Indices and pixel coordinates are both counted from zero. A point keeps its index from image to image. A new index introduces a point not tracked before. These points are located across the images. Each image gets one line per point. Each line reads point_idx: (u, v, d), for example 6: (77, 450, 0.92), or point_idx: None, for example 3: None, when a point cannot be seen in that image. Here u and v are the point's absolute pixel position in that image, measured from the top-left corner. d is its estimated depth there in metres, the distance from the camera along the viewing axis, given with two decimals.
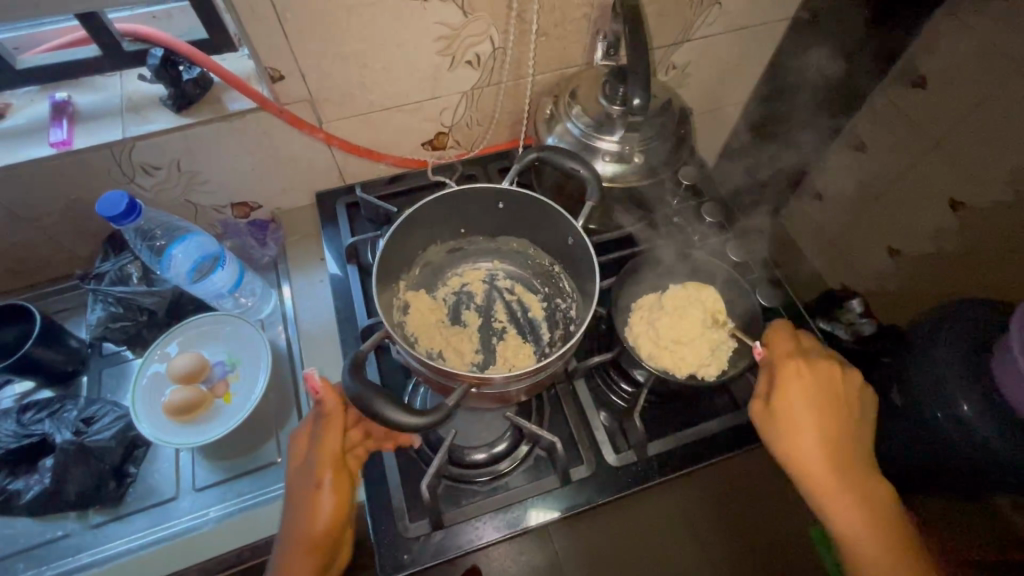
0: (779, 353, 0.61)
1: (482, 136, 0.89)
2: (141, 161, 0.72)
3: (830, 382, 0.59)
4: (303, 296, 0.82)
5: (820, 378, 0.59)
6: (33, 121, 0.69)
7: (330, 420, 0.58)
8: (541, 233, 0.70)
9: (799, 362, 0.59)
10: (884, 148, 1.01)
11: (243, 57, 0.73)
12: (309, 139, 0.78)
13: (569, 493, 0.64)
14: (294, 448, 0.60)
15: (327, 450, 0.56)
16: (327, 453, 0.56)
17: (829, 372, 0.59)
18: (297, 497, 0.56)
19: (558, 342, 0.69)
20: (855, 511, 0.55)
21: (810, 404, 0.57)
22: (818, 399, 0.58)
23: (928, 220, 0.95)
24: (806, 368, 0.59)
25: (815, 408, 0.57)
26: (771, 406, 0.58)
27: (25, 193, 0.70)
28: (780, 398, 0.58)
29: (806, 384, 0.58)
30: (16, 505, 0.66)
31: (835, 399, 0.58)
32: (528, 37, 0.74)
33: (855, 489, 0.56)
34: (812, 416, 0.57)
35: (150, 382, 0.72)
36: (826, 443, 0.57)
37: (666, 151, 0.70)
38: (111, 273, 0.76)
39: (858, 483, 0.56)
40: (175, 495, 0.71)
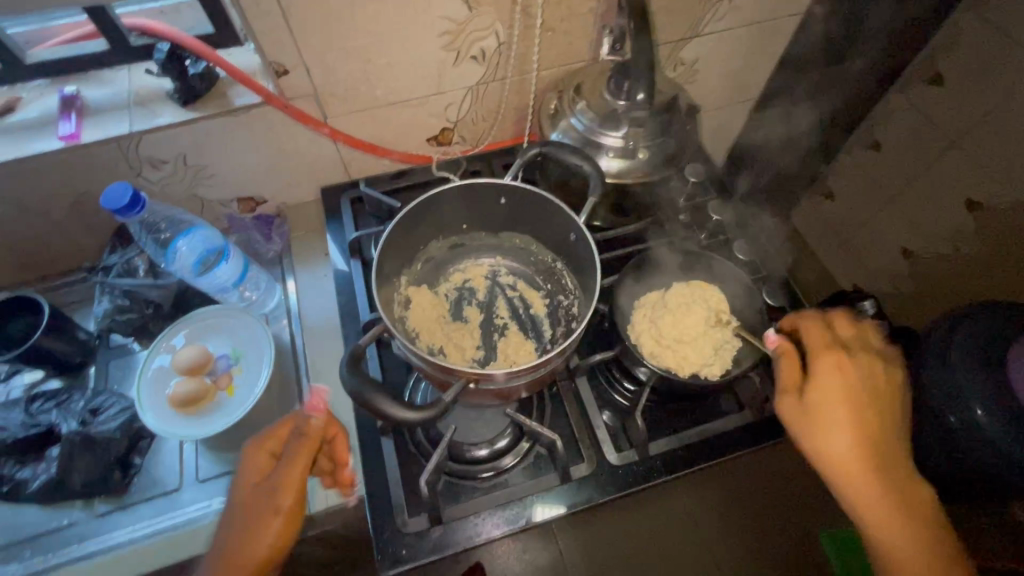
0: (816, 342, 0.58)
1: (488, 132, 0.88)
2: (148, 155, 0.72)
3: (870, 375, 0.56)
4: (308, 291, 0.82)
5: (862, 371, 0.56)
6: (42, 114, 0.70)
7: (304, 444, 0.55)
8: (545, 229, 0.69)
9: (840, 354, 0.56)
10: (900, 146, 0.99)
11: (249, 51, 0.73)
12: (314, 134, 0.78)
13: (569, 492, 0.63)
14: (255, 465, 0.58)
15: (294, 475, 0.55)
16: (294, 479, 0.55)
17: (868, 366, 0.57)
18: (248, 518, 0.54)
19: (560, 339, 0.68)
20: (894, 511, 0.52)
21: (849, 397, 0.54)
22: (859, 392, 0.55)
23: (944, 221, 0.93)
24: (847, 361, 0.56)
25: (855, 401, 0.54)
26: (808, 399, 0.55)
27: (35, 186, 0.71)
28: (815, 389, 0.55)
29: (847, 377, 0.55)
30: (23, 493, 0.67)
31: (875, 394, 0.55)
32: (533, 31, 0.74)
33: (893, 488, 0.53)
34: (852, 410, 0.54)
35: (155, 374, 0.73)
36: (864, 439, 0.53)
37: (672, 147, 0.70)
38: (119, 265, 0.77)
39: (900, 483, 0.53)
40: (179, 486, 0.72)
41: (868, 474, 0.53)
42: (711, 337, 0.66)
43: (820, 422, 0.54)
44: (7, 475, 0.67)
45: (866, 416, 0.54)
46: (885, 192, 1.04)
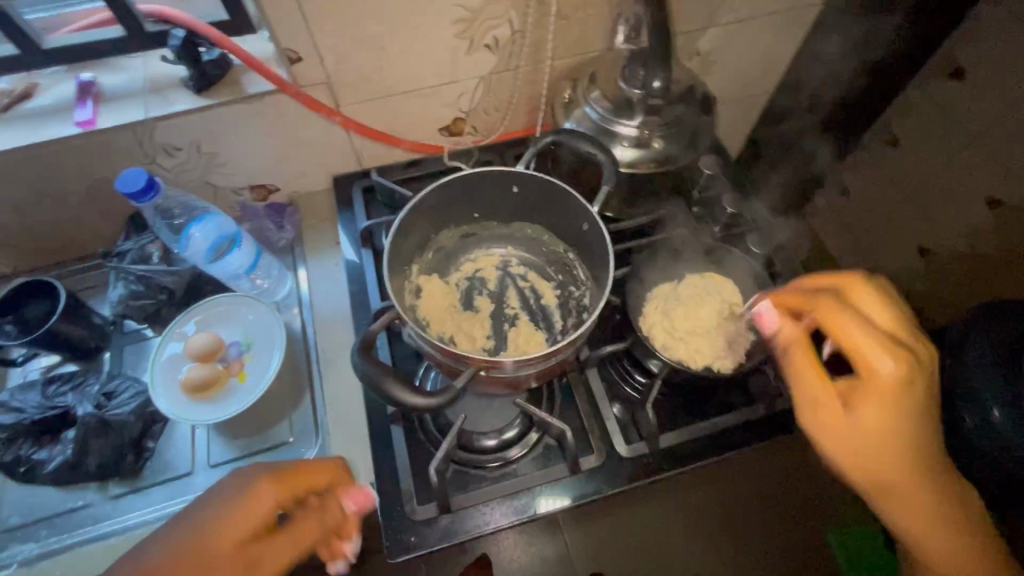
0: (872, 347, 0.44)
1: (500, 122, 0.88)
2: (162, 142, 0.73)
3: (928, 378, 0.45)
4: (320, 280, 0.82)
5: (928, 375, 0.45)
6: (59, 101, 0.70)
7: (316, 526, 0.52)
8: (557, 219, 0.69)
9: (898, 364, 0.44)
10: (917, 142, 0.96)
11: (263, 39, 0.73)
12: (326, 123, 0.78)
13: (577, 483, 0.63)
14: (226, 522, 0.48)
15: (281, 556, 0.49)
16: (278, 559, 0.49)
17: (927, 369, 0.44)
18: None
19: (571, 330, 0.68)
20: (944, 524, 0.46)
21: (903, 415, 0.44)
22: (916, 408, 0.44)
23: (961, 218, 0.92)
24: (904, 373, 0.44)
25: (908, 419, 0.44)
26: (851, 427, 0.45)
27: (52, 172, 0.72)
28: (862, 413, 0.44)
29: (901, 394, 0.44)
30: (40, 474, 0.69)
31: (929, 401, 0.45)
32: (548, 19, 0.73)
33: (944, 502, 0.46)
34: (904, 433, 0.44)
35: (168, 359, 0.74)
36: (916, 459, 0.45)
37: (687, 138, 0.69)
38: (133, 252, 0.78)
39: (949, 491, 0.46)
40: (191, 470, 0.72)
41: (924, 497, 0.46)
42: (723, 330, 0.67)
43: (878, 451, 0.44)
44: (23, 456, 0.69)
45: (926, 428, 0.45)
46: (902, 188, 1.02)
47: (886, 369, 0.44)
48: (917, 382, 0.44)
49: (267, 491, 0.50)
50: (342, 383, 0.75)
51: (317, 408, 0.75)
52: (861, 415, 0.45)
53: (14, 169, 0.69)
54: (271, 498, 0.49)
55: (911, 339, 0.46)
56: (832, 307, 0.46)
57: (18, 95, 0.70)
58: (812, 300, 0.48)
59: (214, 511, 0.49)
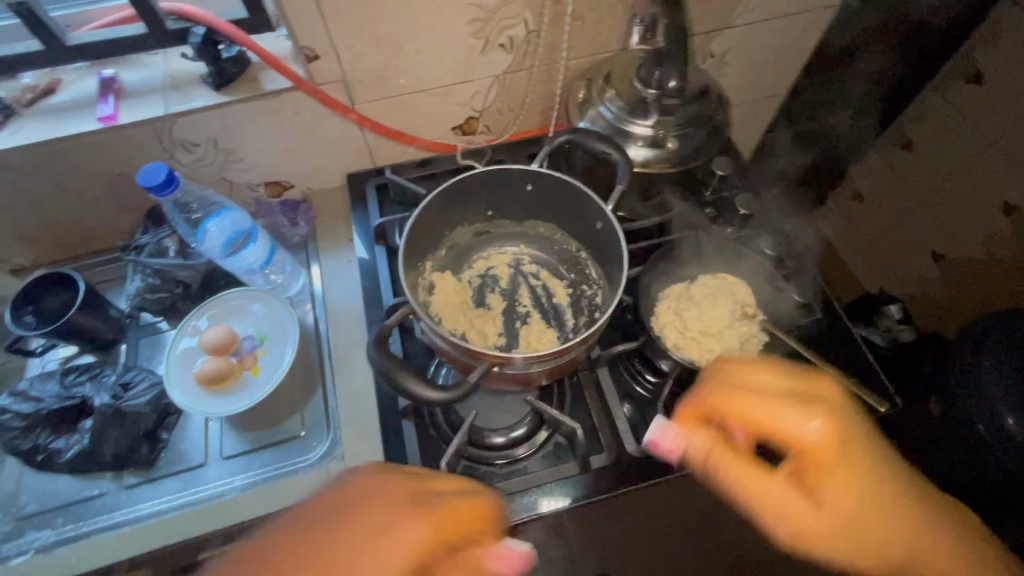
0: (786, 413, 0.44)
1: (513, 121, 0.88)
2: (181, 137, 0.74)
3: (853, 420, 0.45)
4: (332, 276, 0.83)
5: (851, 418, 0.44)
6: (82, 96, 0.72)
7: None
8: (570, 217, 0.69)
9: (823, 421, 0.43)
10: (936, 143, 0.96)
11: (281, 37, 0.74)
12: (342, 120, 0.79)
13: (587, 482, 0.63)
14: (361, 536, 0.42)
15: None
16: None
17: (845, 412, 0.45)
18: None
19: (583, 329, 0.68)
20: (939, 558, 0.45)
21: (850, 470, 0.43)
22: (859, 455, 0.43)
23: (976, 224, 0.90)
24: (833, 429, 0.43)
25: (858, 470, 0.43)
26: (818, 505, 0.42)
27: (74, 166, 0.73)
28: (820, 485, 0.43)
29: (839, 449, 0.43)
30: (58, 462, 0.70)
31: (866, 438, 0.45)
32: (563, 19, 0.73)
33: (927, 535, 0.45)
34: (861, 485, 0.43)
35: (183, 352, 0.75)
36: (883, 504, 0.43)
37: (701, 138, 0.69)
38: (150, 246, 0.80)
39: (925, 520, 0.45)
40: (204, 462, 0.73)
41: (918, 521, 0.44)
42: (735, 331, 0.67)
43: (850, 520, 0.42)
44: (41, 444, 0.70)
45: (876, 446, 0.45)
46: (916, 193, 1.01)
47: (812, 423, 0.43)
48: (844, 418, 0.44)
49: (413, 525, 0.42)
50: (354, 379, 0.75)
51: (328, 402, 0.76)
52: (820, 486, 0.43)
53: (37, 162, 0.71)
54: (417, 534, 0.41)
55: (805, 379, 0.47)
56: (725, 393, 0.45)
57: (42, 91, 0.72)
58: (706, 397, 0.46)
59: (350, 521, 0.43)
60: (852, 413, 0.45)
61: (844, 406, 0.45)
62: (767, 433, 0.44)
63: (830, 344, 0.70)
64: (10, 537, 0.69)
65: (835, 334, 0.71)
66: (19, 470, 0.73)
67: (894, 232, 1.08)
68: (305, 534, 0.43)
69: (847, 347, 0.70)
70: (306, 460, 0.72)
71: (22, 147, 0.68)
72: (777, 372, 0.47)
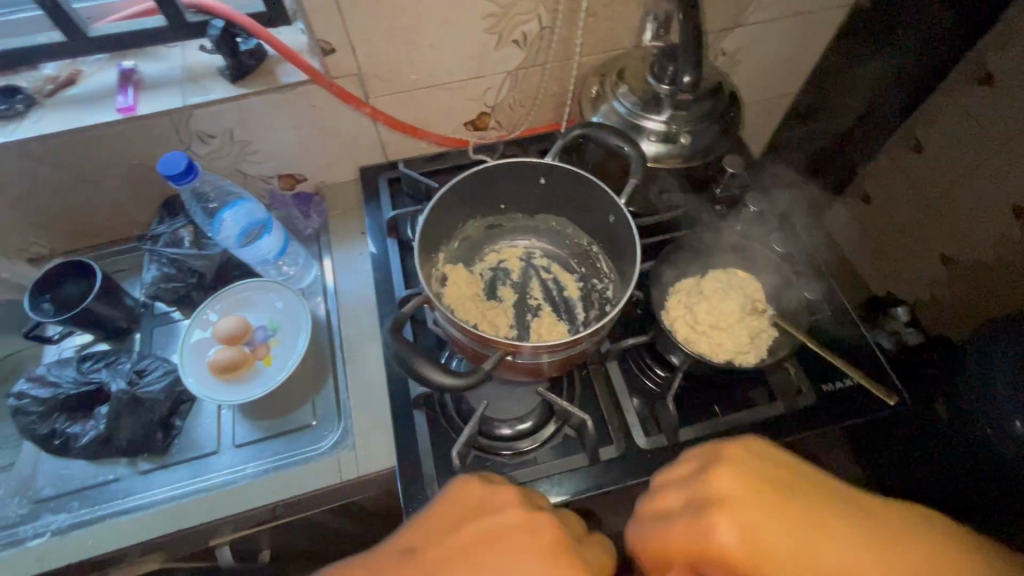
0: (693, 530, 0.40)
1: (525, 117, 0.89)
2: (197, 129, 0.75)
3: (753, 487, 0.41)
4: (345, 268, 0.84)
5: (750, 489, 0.40)
6: (102, 88, 0.73)
7: None
8: (582, 211, 0.70)
9: (727, 521, 0.39)
10: (944, 146, 0.91)
11: (297, 31, 0.75)
12: (356, 114, 0.80)
13: (596, 473, 0.64)
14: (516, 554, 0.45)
15: None
16: None
17: (741, 486, 0.40)
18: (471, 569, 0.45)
19: (593, 321, 0.69)
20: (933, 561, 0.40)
21: (784, 547, 0.39)
22: (777, 522, 0.39)
23: (987, 228, 0.86)
24: (739, 524, 0.39)
25: (788, 541, 0.39)
26: None
27: (93, 157, 0.74)
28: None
29: (762, 535, 0.39)
30: (73, 447, 0.71)
31: (778, 493, 0.41)
32: (577, 16, 0.74)
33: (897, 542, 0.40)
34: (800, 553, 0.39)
35: (197, 340, 0.76)
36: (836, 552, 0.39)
37: (713, 134, 0.69)
38: (166, 236, 0.81)
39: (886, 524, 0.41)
40: (216, 449, 0.74)
41: (876, 539, 0.40)
42: (746, 325, 0.67)
43: None
44: (58, 429, 0.72)
45: (799, 499, 0.41)
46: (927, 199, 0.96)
47: (717, 522, 0.39)
48: (747, 497, 0.40)
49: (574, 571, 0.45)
50: (366, 369, 0.76)
51: (339, 393, 0.76)
52: None
53: (58, 152, 0.72)
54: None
55: (701, 470, 0.43)
56: (650, 541, 0.42)
57: (63, 82, 0.73)
58: (639, 545, 0.43)
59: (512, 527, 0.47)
60: (748, 481, 0.41)
61: (737, 479, 0.41)
62: (704, 561, 0.40)
63: (833, 339, 0.73)
64: (27, 519, 0.70)
65: (840, 329, 0.74)
66: (36, 454, 0.75)
67: (900, 235, 1.03)
68: (470, 526, 0.47)
69: (853, 343, 0.73)
70: (316, 450, 0.72)
71: (42, 136, 0.69)
72: (676, 485, 0.44)
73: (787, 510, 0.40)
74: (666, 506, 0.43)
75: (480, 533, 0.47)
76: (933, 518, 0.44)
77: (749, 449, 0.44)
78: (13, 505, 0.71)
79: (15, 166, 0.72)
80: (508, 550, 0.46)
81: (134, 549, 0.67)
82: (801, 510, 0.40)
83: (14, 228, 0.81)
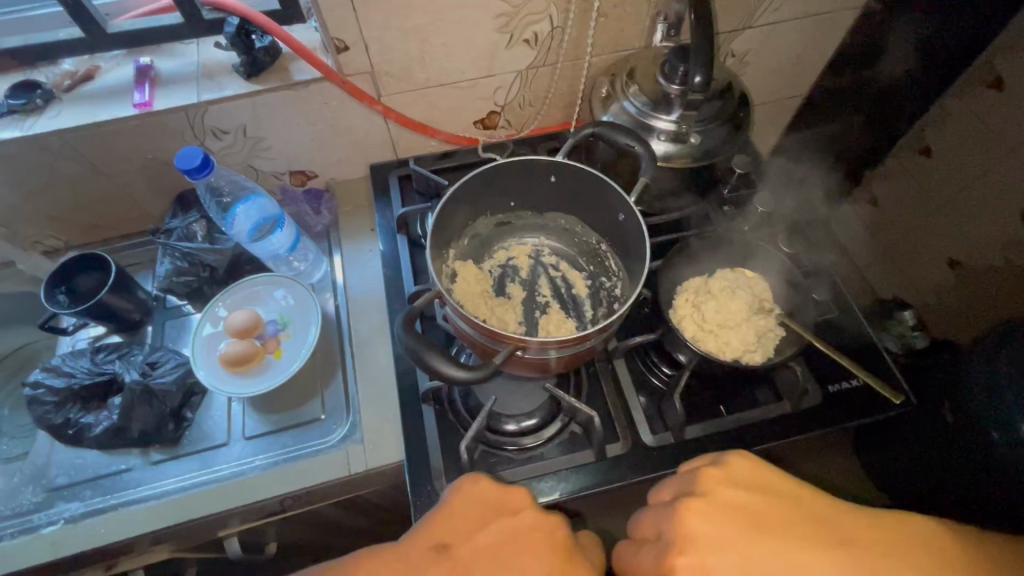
0: (661, 561, 0.47)
1: (534, 116, 0.89)
2: (212, 125, 0.76)
3: (710, 521, 0.47)
4: (355, 264, 0.85)
5: (705, 524, 0.47)
6: (119, 83, 0.74)
7: None
8: (592, 210, 0.70)
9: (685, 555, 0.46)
10: (953, 153, 0.90)
11: (311, 29, 0.76)
12: (367, 111, 0.80)
13: (602, 469, 0.64)
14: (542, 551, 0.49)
15: None
16: None
17: (698, 523, 0.47)
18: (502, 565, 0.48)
19: (600, 319, 0.70)
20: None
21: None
22: (733, 554, 0.45)
23: (995, 232, 0.85)
24: (695, 558, 0.45)
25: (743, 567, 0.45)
26: None
27: (110, 151, 0.76)
28: None
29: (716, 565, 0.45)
30: (86, 437, 0.72)
31: (735, 526, 0.46)
32: (588, 16, 0.74)
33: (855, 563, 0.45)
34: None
35: (209, 334, 0.77)
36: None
37: (722, 135, 0.69)
38: (179, 230, 0.82)
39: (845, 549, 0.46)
40: (227, 441, 0.75)
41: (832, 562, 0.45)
42: (754, 324, 0.68)
43: None
44: (71, 419, 0.73)
45: (758, 534, 0.46)
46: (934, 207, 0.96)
47: (680, 566, 0.45)
48: (703, 534, 0.46)
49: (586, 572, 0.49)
50: (375, 364, 0.77)
51: (348, 387, 0.77)
52: None
53: (75, 146, 0.73)
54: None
55: (671, 508, 0.49)
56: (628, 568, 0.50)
57: (82, 77, 0.74)
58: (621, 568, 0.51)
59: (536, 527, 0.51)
60: (704, 517, 0.47)
61: (695, 514, 0.47)
62: None
63: (840, 340, 0.73)
64: (40, 507, 0.71)
65: (847, 330, 0.74)
66: (50, 443, 0.76)
67: (907, 238, 1.02)
68: (500, 523, 0.51)
69: (860, 343, 0.73)
70: (325, 442, 0.73)
71: (60, 130, 0.70)
72: (650, 516, 0.50)
73: (744, 551, 0.46)
74: (643, 535, 0.50)
75: (508, 531, 0.50)
76: (894, 534, 0.48)
77: (716, 488, 0.49)
78: (27, 493, 0.72)
79: (33, 160, 0.73)
80: (531, 550, 0.49)
81: (145, 538, 0.69)
82: (759, 545, 0.46)
83: (30, 221, 0.82)
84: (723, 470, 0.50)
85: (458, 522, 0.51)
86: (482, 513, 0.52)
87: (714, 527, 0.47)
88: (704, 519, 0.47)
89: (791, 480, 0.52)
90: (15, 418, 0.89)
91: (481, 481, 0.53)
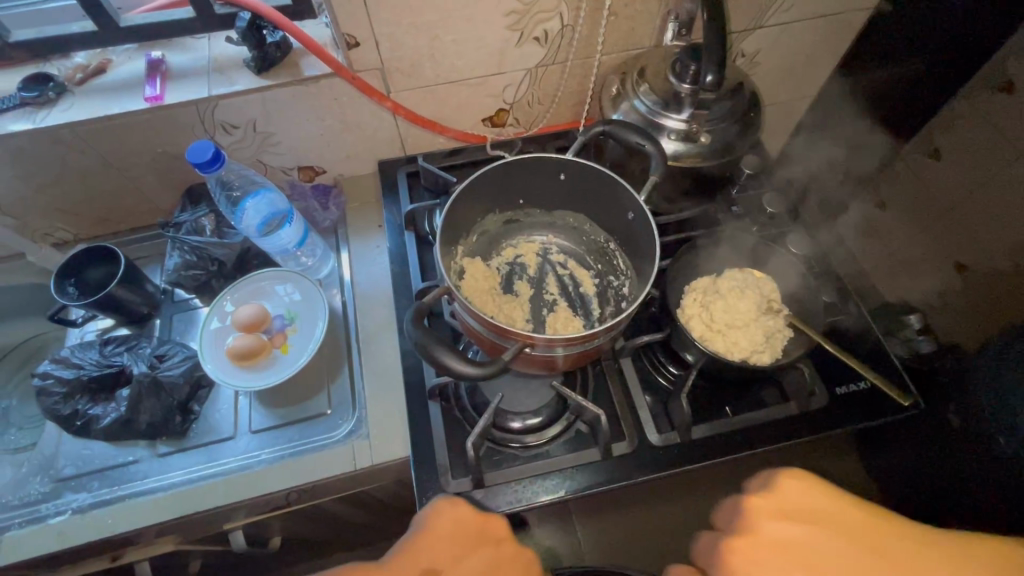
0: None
1: (543, 114, 0.89)
2: (222, 119, 0.76)
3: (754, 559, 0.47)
4: (362, 261, 0.85)
5: (748, 561, 0.47)
6: (130, 77, 0.75)
7: None
8: (601, 208, 0.70)
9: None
10: (960, 156, 0.83)
11: (322, 24, 0.76)
12: (376, 108, 0.80)
13: (608, 467, 0.65)
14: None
15: None
16: None
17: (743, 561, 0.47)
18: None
19: (608, 318, 0.70)
20: None
21: None
22: None
23: (1002, 240, 0.78)
24: None
25: None
26: None
27: (121, 145, 0.76)
28: None
29: None
30: (94, 428, 0.73)
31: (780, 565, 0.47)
32: (599, 14, 0.74)
33: None
34: None
35: (217, 327, 0.77)
36: None
37: (733, 135, 0.69)
38: (188, 224, 0.82)
39: None
40: (233, 435, 0.75)
41: None
42: (762, 325, 0.68)
43: None
44: (80, 410, 0.73)
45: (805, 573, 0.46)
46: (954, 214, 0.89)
47: None
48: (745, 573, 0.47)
49: None
50: (382, 360, 0.77)
51: (354, 382, 0.77)
52: None
53: (86, 140, 0.73)
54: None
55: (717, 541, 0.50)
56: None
57: (93, 70, 0.74)
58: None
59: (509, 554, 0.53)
60: (748, 553, 0.48)
61: (739, 550, 0.48)
62: None
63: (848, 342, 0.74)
64: (47, 498, 0.71)
65: (855, 331, 0.74)
66: (58, 434, 0.77)
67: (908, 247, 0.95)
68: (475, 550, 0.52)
69: (867, 345, 0.73)
70: (331, 437, 0.73)
71: (71, 123, 0.71)
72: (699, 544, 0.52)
73: None
74: (693, 564, 0.51)
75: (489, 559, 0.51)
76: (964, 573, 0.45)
77: (762, 523, 0.49)
78: (35, 483, 0.73)
79: (45, 152, 0.73)
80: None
81: (151, 529, 0.69)
82: None
83: (41, 213, 0.83)
84: (769, 501, 0.50)
85: (442, 544, 0.51)
86: (466, 538, 0.52)
87: (758, 566, 0.47)
88: (745, 558, 0.48)
89: (846, 509, 0.50)
90: (24, 408, 0.90)
91: (463, 505, 0.53)
